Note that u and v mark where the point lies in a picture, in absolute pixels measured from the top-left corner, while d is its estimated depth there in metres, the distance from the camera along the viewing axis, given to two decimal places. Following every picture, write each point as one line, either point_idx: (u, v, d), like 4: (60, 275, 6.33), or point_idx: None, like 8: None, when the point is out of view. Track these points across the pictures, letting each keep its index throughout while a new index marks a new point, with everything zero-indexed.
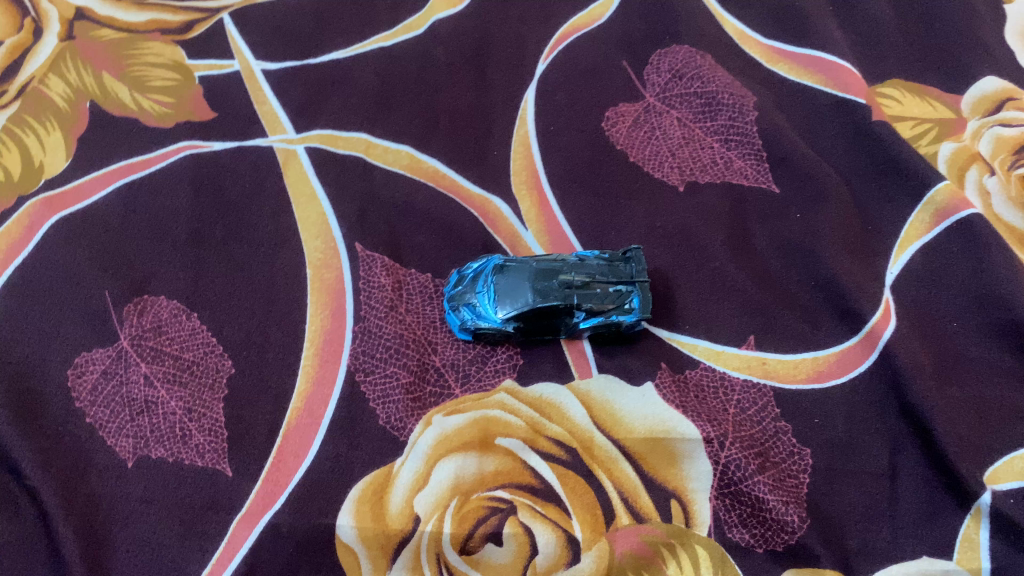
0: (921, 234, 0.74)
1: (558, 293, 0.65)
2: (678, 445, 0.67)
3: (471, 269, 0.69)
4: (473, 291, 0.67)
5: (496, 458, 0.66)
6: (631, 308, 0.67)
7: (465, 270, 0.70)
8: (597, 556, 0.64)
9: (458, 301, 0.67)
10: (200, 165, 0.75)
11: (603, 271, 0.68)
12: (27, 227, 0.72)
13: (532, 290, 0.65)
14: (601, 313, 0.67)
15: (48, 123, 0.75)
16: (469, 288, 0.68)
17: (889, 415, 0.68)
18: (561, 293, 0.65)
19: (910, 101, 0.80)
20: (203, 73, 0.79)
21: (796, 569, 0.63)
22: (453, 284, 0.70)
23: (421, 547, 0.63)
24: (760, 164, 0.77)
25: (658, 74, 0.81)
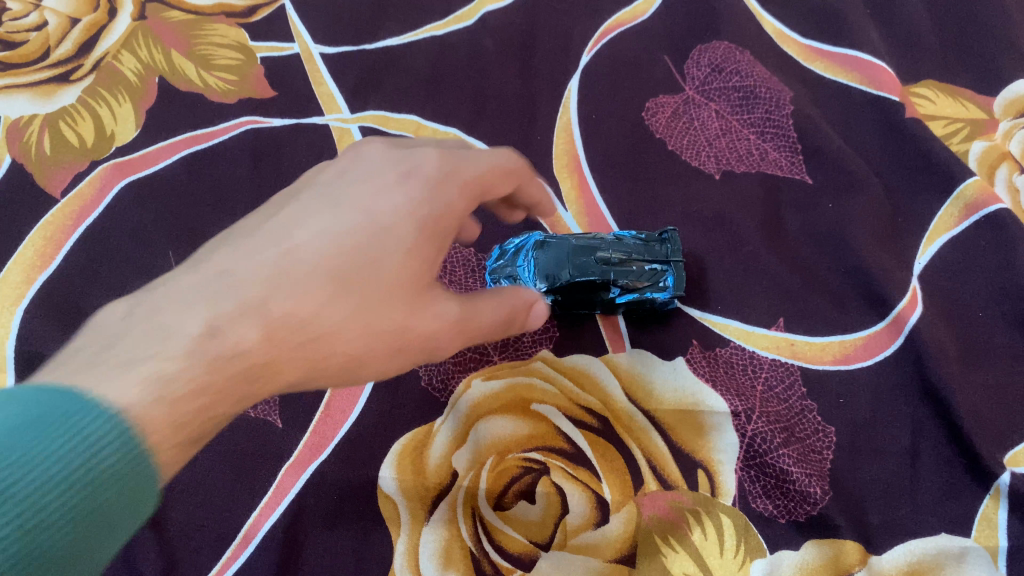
0: (950, 227, 0.76)
1: (596, 264, 0.67)
2: (707, 417, 0.70)
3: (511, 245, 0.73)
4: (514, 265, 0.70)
5: (531, 422, 0.69)
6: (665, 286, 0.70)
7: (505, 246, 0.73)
8: (625, 518, 0.67)
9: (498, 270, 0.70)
10: (260, 138, 0.79)
11: (637, 250, 0.70)
12: (99, 189, 0.76)
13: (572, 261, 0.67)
14: (636, 290, 0.68)
15: (120, 95, 0.80)
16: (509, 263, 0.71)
17: (914, 397, 0.70)
18: (598, 264, 0.67)
19: (943, 101, 0.82)
20: (265, 54, 0.83)
21: (817, 539, 0.66)
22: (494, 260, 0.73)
23: (457, 501, 0.66)
24: (795, 156, 0.80)
25: (698, 68, 0.84)
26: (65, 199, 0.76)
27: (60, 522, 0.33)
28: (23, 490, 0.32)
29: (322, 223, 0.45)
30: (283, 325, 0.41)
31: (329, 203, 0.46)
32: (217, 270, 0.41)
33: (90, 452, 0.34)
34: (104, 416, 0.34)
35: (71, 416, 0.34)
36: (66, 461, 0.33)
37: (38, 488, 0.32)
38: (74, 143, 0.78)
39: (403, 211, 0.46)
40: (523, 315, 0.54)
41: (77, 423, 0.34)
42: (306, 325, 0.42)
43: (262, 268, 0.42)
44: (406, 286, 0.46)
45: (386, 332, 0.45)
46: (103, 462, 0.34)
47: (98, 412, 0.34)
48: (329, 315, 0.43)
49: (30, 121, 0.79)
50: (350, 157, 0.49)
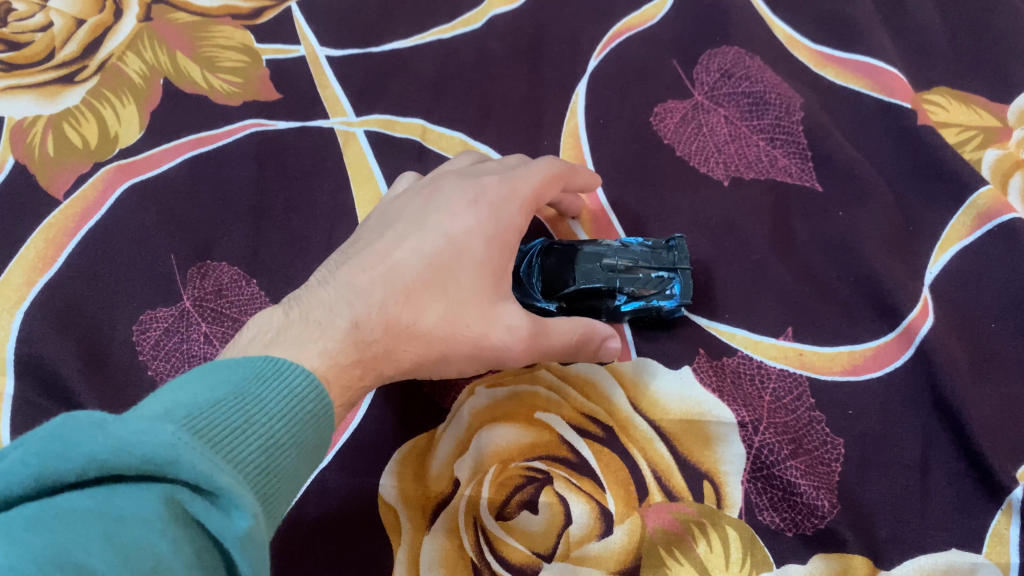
0: (962, 237, 0.75)
1: (598, 278, 0.67)
2: (713, 428, 0.69)
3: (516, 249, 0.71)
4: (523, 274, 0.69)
5: (535, 431, 0.68)
6: (671, 292, 0.68)
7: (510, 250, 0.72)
8: (629, 529, 0.66)
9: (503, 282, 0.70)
10: (265, 141, 0.79)
11: (643, 256, 0.69)
12: (102, 190, 0.76)
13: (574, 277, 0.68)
14: (642, 297, 0.68)
15: (124, 97, 0.80)
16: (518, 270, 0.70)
17: (924, 409, 0.69)
18: (601, 278, 0.67)
19: (956, 108, 0.81)
20: (270, 56, 0.82)
21: (824, 553, 0.65)
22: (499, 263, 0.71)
23: (458, 510, 0.66)
24: (805, 163, 0.79)
25: (707, 73, 0.83)
26: (68, 200, 0.75)
27: (275, 455, 0.42)
28: (258, 425, 0.41)
29: (421, 243, 0.57)
30: (391, 323, 0.54)
31: (419, 228, 0.58)
32: (341, 285, 0.54)
33: (294, 402, 0.44)
34: (300, 371, 0.45)
35: (279, 372, 0.45)
36: (279, 408, 0.43)
37: (263, 425, 0.41)
38: (78, 144, 0.77)
39: (475, 235, 0.58)
40: (597, 342, 0.63)
41: (279, 381, 0.44)
42: (408, 326, 0.54)
43: (374, 282, 0.55)
44: (479, 298, 0.57)
45: (466, 339, 0.56)
46: (304, 409, 0.44)
47: (299, 370, 0.45)
48: (424, 316, 0.55)
49: (33, 122, 0.78)
50: (430, 188, 0.62)
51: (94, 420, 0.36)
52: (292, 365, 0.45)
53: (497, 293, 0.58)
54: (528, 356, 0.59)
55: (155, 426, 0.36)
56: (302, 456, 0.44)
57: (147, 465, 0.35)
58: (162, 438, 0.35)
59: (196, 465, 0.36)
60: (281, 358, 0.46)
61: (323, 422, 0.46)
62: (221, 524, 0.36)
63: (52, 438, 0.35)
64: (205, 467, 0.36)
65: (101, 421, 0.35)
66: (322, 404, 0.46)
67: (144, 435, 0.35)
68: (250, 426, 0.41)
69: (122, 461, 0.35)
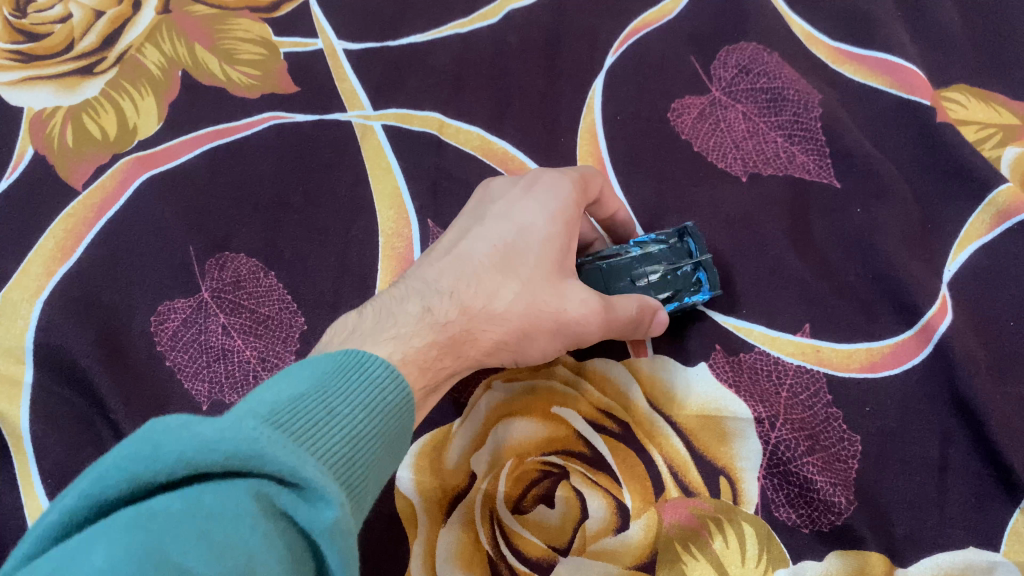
0: (981, 235, 0.75)
1: (641, 293, 0.65)
2: (729, 424, 0.68)
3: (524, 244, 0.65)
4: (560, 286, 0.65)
5: (551, 425, 0.68)
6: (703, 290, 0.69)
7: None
8: (646, 524, 0.66)
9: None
10: (284, 133, 0.79)
11: (669, 259, 0.67)
12: (121, 182, 0.76)
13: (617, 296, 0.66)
14: (675, 300, 0.68)
15: (143, 88, 0.80)
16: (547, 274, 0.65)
17: (942, 407, 0.69)
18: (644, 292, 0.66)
19: (975, 106, 0.80)
20: (288, 49, 0.83)
21: (841, 550, 0.65)
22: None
23: (475, 503, 0.66)
24: (823, 160, 0.78)
25: (725, 69, 0.82)
26: (87, 191, 0.76)
27: (358, 448, 0.41)
28: (338, 418, 0.40)
29: (489, 235, 0.58)
30: (463, 306, 0.54)
31: (482, 220, 0.60)
32: (409, 282, 0.56)
33: (370, 403, 0.43)
34: (376, 368, 0.45)
35: (353, 371, 0.44)
36: (358, 402, 0.43)
37: (342, 419, 0.41)
38: (97, 136, 0.78)
39: (537, 214, 0.59)
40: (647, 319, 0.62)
41: (354, 379, 0.44)
42: (479, 308, 0.55)
43: (440, 273, 0.56)
44: (549, 273, 0.57)
45: (544, 318, 0.57)
46: (380, 405, 0.44)
47: (374, 368, 0.45)
48: (496, 296, 0.55)
49: (53, 113, 0.79)
50: (484, 189, 0.64)
51: (180, 422, 0.35)
52: (367, 362, 0.45)
53: (565, 268, 0.58)
54: (602, 332, 0.59)
55: (237, 419, 0.35)
56: (382, 453, 0.43)
57: (233, 461, 0.34)
58: (245, 431, 0.35)
59: (280, 456, 0.35)
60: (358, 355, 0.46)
61: (398, 420, 0.45)
62: (310, 516, 0.35)
63: (131, 442, 0.34)
64: (290, 459, 0.35)
65: (188, 422, 0.35)
66: (399, 403, 0.45)
67: (229, 430, 0.34)
68: (330, 419, 0.40)
69: (209, 459, 0.34)
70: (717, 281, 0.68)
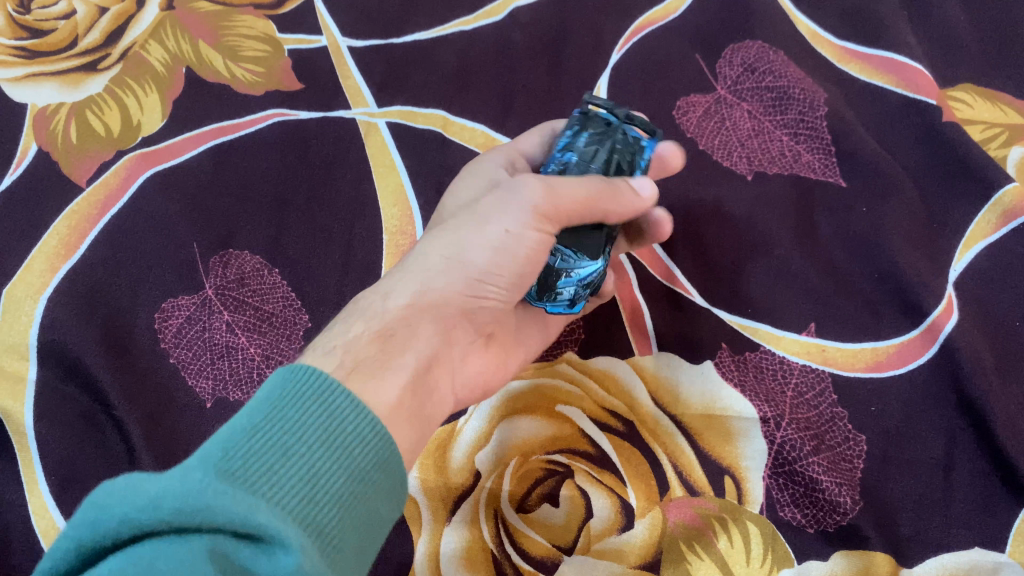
0: (987, 234, 0.75)
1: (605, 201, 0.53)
2: (734, 423, 0.68)
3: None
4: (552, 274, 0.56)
5: (556, 424, 0.68)
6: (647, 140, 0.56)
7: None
8: (651, 524, 0.65)
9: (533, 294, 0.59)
10: (288, 131, 0.79)
11: (593, 146, 0.55)
12: (124, 178, 0.76)
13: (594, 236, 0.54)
14: (637, 167, 0.55)
15: (147, 85, 0.79)
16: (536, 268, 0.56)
17: (948, 407, 0.68)
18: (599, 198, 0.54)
19: (981, 105, 0.80)
20: (293, 46, 0.82)
21: (845, 551, 0.64)
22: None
23: (479, 502, 0.66)
24: (829, 159, 0.78)
25: (731, 67, 0.82)
26: (90, 188, 0.75)
27: (326, 482, 0.39)
28: (299, 457, 0.39)
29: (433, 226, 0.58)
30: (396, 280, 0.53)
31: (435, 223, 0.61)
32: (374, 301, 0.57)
33: (340, 419, 0.42)
34: (341, 391, 0.43)
35: (318, 394, 0.42)
36: (323, 430, 0.41)
37: (305, 455, 0.39)
38: (100, 132, 0.77)
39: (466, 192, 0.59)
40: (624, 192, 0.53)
41: (320, 404, 0.42)
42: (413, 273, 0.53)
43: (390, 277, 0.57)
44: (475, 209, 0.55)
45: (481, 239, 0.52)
46: (349, 432, 0.42)
47: (340, 392, 0.43)
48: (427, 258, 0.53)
49: (56, 109, 0.78)
50: None
51: (129, 480, 0.36)
52: (332, 382, 0.43)
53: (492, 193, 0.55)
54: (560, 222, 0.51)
55: (179, 477, 0.35)
56: (367, 483, 0.41)
57: (177, 519, 0.35)
58: (184, 486, 0.35)
59: (225, 511, 0.35)
60: (322, 371, 0.44)
61: (382, 443, 0.43)
62: (271, 565, 0.35)
63: (87, 508, 0.37)
64: (239, 511, 0.35)
65: (134, 481, 0.36)
66: (375, 425, 0.43)
67: (168, 492, 0.35)
68: (289, 458, 0.39)
69: (152, 520, 0.35)
70: (645, 122, 0.55)
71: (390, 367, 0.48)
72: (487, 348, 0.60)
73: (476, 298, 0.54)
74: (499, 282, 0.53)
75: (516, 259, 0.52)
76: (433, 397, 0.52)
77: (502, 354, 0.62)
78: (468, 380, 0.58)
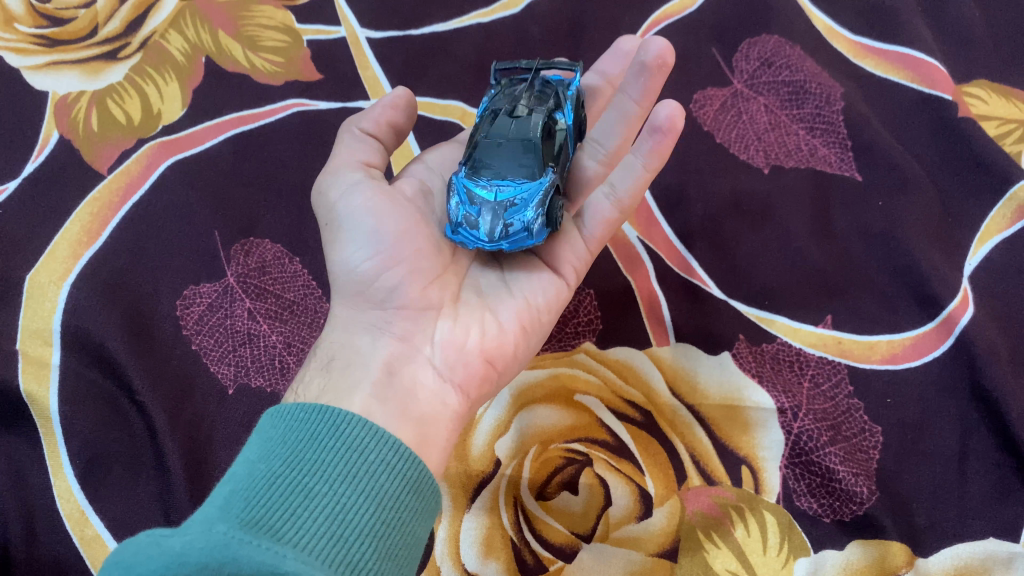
0: (1002, 229, 0.75)
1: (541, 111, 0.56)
2: (752, 414, 0.69)
3: (465, 191, 0.53)
4: (506, 203, 0.52)
5: (574, 413, 0.68)
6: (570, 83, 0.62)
7: (460, 227, 0.52)
8: (669, 512, 0.66)
9: (494, 227, 0.51)
10: (308, 121, 0.79)
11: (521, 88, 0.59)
12: (145, 167, 0.76)
13: (529, 152, 0.54)
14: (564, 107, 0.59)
15: (167, 75, 0.80)
16: (485, 203, 0.52)
17: (963, 400, 0.69)
18: (532, 115, 0.56)
19: (996, 101, 0.80)
20: (312, 37, 0.82)
21: (861, 540, 0.65)
22: (455, 220, 0.53)
23: (499, 489, 0.66)
24: (845, 153, 0.79)
25: (747, 61, 0.82)
26: (112, 175, 0.75)
27: (353, 517, 0.39)
28: (323, 495, 0.39)
29: None
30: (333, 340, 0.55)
31: None
32: None
33: (354, 460, 0.42)
34: (357, 421, 0.43)
35: (328, 433, 0.42)
36: (344, 466, 0.41)
37: (328, 496, 0.39)
38: (121, 121, 0.78)
39: None
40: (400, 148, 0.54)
41: (339, 440, 0.42)
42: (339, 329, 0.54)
43: None
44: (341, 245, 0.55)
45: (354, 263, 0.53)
46: (372, 463, 0.42)
47: (357, 422, 0.43)
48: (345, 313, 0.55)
49: (77, 97, 0.78)
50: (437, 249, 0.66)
51: (150, 538, 0.35)
52: (345, 415, 0.43)
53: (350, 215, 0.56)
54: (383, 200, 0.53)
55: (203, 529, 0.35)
56: (395, 510, 0.41)
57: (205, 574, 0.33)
58: (211, 540, 0.34)
59: (254, 559, 0.34)
60: (334, 408, 0.44)
61: (408, 468, 0.43)
62: None
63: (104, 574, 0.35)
64: (266, 558, 0.34)
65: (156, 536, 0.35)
66: (399, 449, 0.43)
67: (196, 542, 0.34)
68: (313, 499, 0.39)
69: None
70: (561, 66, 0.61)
71: (347, 389, 0.49)
72: (462, 314, 0.55)
73: (387, 289, 0.53)
74: (377, 260, 0.52)
75: (366, 236, 0.52)
76: (415, 402, 0.50)
77: (488, 312, 0.55)
78: (448, 352, 0.53)
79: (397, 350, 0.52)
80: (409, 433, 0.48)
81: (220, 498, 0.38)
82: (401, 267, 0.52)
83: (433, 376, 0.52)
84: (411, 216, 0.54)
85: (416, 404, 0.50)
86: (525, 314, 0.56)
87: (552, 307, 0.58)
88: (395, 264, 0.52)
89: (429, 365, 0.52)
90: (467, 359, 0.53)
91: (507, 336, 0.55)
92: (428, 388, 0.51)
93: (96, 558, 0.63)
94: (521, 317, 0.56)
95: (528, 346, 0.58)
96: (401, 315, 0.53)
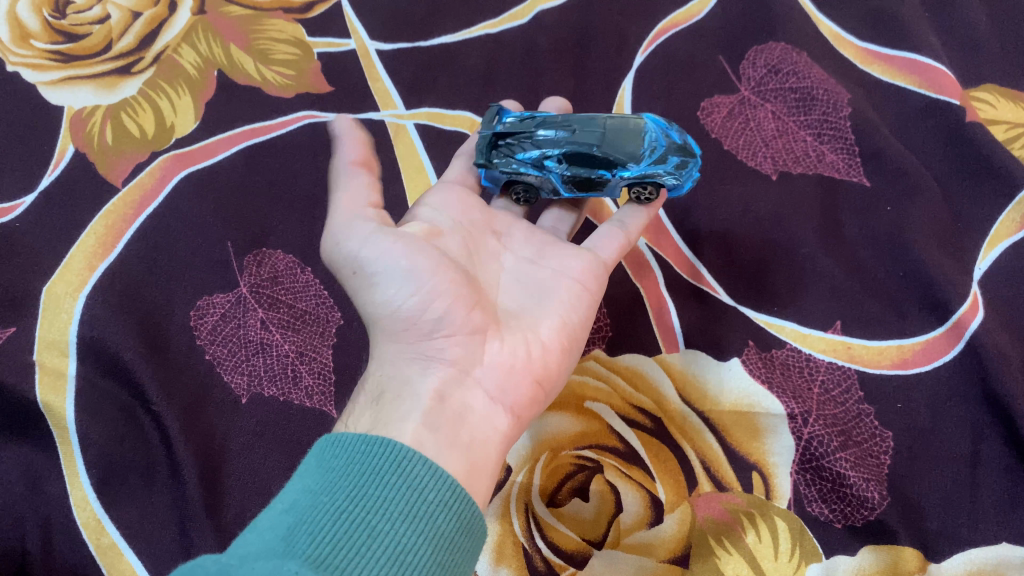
0: (1011, 233, 0.75)
1: (578, 120, 0.65)
2: (762, 419, 0.69)
3: (653, 167, 0.63)
4: (669, 140, 0.64)
5: (585, 420, 0.69)
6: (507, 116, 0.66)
7: (684, 175, 0.64)
8: (680, 518, 0.66)
9: (686, 142, 0.64)
10: (318, 133, 0.80)
11: (530, 139, 0.64)
12: (159, 179, 0.77)
13: (619, 120, 0.65)
14: (544, 116, 0.65)
15: (180, 88, 0.81)
16: (667, 151, 0.63)
17: (975, 404, 0.69)
18: (572, 122, 0.65)
19: (1004, 105, 0.81)
20: (322, 50, 0.83)
21: (873, 546, 0.65)
22: (677, 178, 0.64)
23: (511, 495, 0.66)
24: (853, 158, 0.79)
25: (754, 69, 0.83)
26: (126, 188, 0.76)
27: (411, 558, 0.40)
28: (384, 534, 0.40)
29: None
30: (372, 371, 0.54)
31: None
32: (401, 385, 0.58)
33: (414, 500, 0.42)
34: (418, 458, 0.44)
35: (392, 470, 0.43)
36: (403, 504, 0.41)
37: (388, 537, 0.40)
38: (135, 134, 0.79)
39: None
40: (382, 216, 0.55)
41: (400, 478, 0.43)
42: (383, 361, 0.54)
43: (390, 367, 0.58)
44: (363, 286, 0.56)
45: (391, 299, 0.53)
46: (431, 502, 0.42)
47: (418, 459, 0.44)
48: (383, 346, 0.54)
49: (92, 112, 0.79)
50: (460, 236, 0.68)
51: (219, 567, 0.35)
52: (407, 451, 0.44)
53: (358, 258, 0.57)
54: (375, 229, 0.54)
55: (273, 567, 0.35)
56: (450, 550, 0.42)
57: None
58: None
59: None
60: (395, 442, 0.44)
61: (462, 507, 0.44)
62: None
63: None
64: None
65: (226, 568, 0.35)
66: (454, 489, 0.44)
67: None
68: (373, 539, 0.39)
69: None
70: (488, 118, 0.66)
71: (397, 419, 0.49)
72: (507, 338, 0.56)
73: (433, 320, 0.53)
74: (419, 297, 0.52)
75: (404, 275, 0.52)
76: (469, 421, 0.51)
77: (530, 332, 0.57)
78: (497, 374, 0.54)
79: (448, 375, 0.52)
80: (463, 455, 0.49)
81: (284, 531, 0.39)
82: (443, 299, 0.53)
83: (480, 397, 0.53)
84: (437, 253, 0.54)
85: (469, 425, 0.51)
86: (563, 335, 0.58)
87: (580, 320, 0.60)
88: (438, 298, 0.52)
89: (478, 389, 0.53)
90: (513, 379, 0.55)
91: (549, 354, 0.57)
92: (481, 411, 0.52)
93: (113, 565, 0.64)
94: (560, 336, 0.58)
95: (568, 367, 0.59)
96: (449, 342, 0.53)
